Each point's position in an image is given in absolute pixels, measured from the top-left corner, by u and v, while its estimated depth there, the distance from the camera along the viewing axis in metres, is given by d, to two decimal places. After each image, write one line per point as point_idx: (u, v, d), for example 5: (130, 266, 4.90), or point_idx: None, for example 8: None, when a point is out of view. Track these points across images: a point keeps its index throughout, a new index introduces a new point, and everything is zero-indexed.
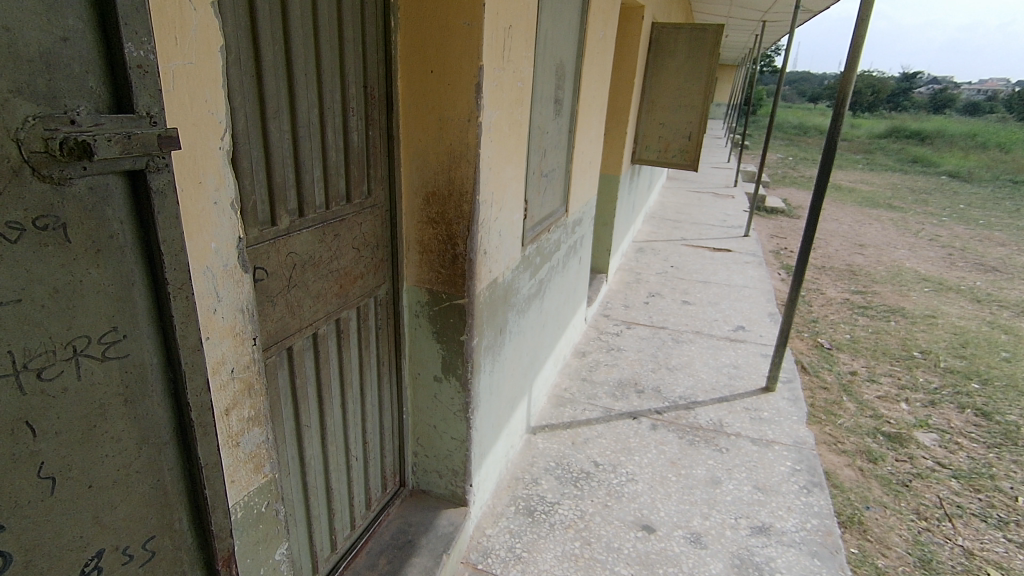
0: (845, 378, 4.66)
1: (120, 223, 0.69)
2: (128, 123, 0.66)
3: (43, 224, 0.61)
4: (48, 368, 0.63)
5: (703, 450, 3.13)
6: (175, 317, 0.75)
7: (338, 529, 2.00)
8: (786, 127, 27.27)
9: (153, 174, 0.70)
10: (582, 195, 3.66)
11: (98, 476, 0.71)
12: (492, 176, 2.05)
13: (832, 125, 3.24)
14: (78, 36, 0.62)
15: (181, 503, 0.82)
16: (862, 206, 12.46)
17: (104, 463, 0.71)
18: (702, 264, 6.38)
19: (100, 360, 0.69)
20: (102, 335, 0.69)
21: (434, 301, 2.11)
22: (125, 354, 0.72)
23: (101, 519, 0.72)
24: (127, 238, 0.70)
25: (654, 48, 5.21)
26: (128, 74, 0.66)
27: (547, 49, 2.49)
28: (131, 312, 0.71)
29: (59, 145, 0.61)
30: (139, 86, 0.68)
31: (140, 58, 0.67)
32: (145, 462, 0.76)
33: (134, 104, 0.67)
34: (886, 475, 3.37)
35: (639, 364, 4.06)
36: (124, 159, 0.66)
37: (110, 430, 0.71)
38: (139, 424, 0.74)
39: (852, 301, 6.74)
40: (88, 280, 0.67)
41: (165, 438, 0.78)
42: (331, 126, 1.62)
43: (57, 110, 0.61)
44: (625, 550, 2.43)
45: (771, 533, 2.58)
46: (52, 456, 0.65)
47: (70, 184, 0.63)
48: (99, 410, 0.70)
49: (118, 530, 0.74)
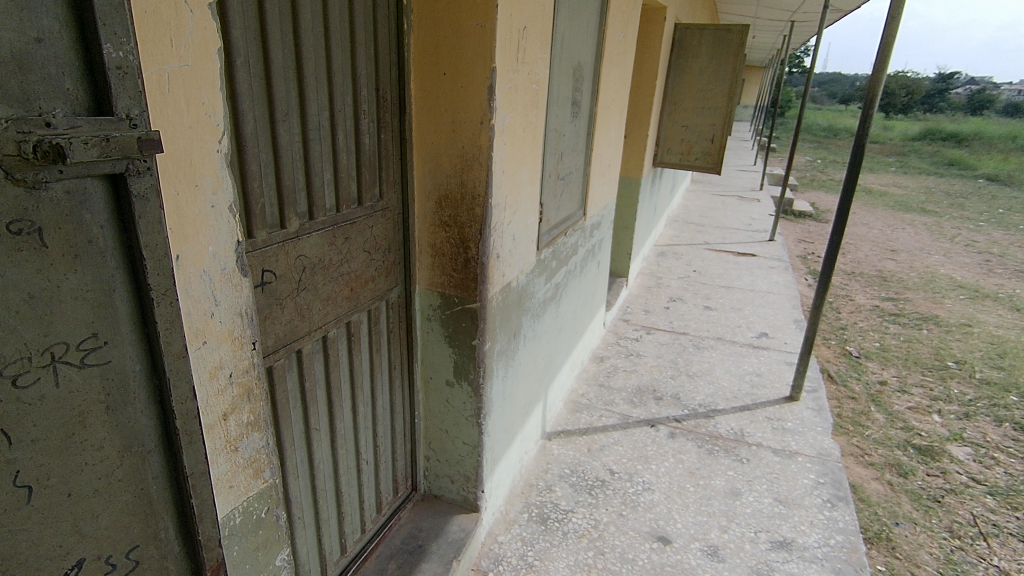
0: (874, 388, 4.50)
1: (99, 227, 0.68)
2: (107, 125, 0.66)
3: (18, 228, 0.60)
4: (23, 376, 0.62)
5: (722, 460, 3.05)
6: (158, 322, 0.75)
7: (348, 532, 1.99)
8: (816, 130, 26.70)
9: (134, 177, 0.69)
10: (601, 198, 3.62)
11: (78, 484, 0.70)
12: (505, 179, 2.03)
13: (860, 127, 3.13)
14: (54, 37, 0.61)
15: (167, 512, 0.82)
16: (894, 211, 12.11)
17: (85, 470, 0.71)
18: (725, 269, 6.26)
19: (78, 367, 0.68)
20: (80, 342, 0.68)
21: (446, 305, 2.10)
22: (105, 360, 0.71)
23: (81, 529, 0.71)
24: (108, 243, 0.69)
25: (677, 49, 5.14)
26: (107, 76, 0.65)
27: (564, 51, 2.46)
28: (111, 317, 0.71)
29: (33, 148, 0.60)
30: (118, 87, 0.67)
31: (119, 59, 0.66)
32: (128, 470, 0.76)
33: (113, 106, 0.66)
34: (916, 491, 3.24)
35: (658, 371, 3.98)
36: (102, 162, 0.65)
37: (89, 437, 0.70)
38: (121, 430, 0.74)
39: (882, 309, 6.54)
40: (65, 285, 0.66)
41: (149, 445, 0.78)
42: (342, 128, 1.62)
43: (30, 112, 0.60)
44: (640, 561, 2.38)
45: (793, 548, 2.50)
46: (28, 464, 0.64)
47: (45, 187, 0.62)
48: (78, 417, 0.69)
49: (99, 539, 0.74)
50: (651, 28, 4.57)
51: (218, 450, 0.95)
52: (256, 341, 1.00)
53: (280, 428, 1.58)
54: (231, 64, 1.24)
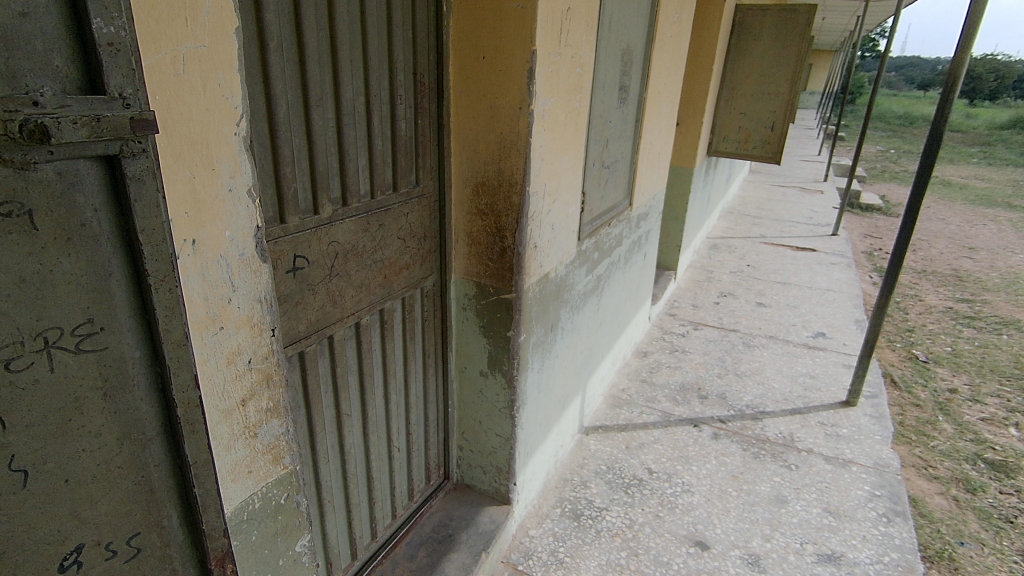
0: (942, 397, 4.19)
1: (94, 211, 0.66)
2: (99, 105, 0.64)
3: (6, 210, 0.59)
4: (16, 361, 0.62)
5: (768, 465, 2.91)
6: (157, 310, 0.74)
7: (379, 517, 2.01)
8: (889, 118, 25.08)
9: (129, 160, 0.67)
10: (649, 187, 3.48)
11: (75, 471, 0.70)
12: (545, 166, 1.97)
13: (937, 115, 2.88)
14: (42, 12, 0.59)
15: (169, 500, 0.82)
16: (975, 206, 11.22)
17: (81, 457, 0.70)
18: (782, 264, 5.97)
19: (74, 352, 0.68)
20: (76, 327, 0.67)
21: (481, 295, 2.07)
22: (102, 347, 0.70)
23: (80, 515, 0.71)
24: (104, 227, 0.68)
25: (737, 33, 4.89)
26: (98, 53, 0.63)
27: (612, 32, 2.36)
28: (108, 303, 0.70)
29: (19, 127, 0.58)
30: (111, 65, 0.64)
31: (110, 35, 0.64)
32: (128, 458, 0.76)
33: (105, 84, 0.64)
34: (985, 509, 2.99)
35: (704, 368, 3.84)
36: (94, 143, 0.64)
37: (86, 423, 0.70)
38: (119, 417, 0.74)
39: (956, 311, 6.08)
40: (59, 270, 0.65)
41: (151, 433, 0.78)
42: (378, 114, 1.61)
43: (17, 90, 0.58)
44: (675, 565, 2.30)
45: (841, 563, 2.35)
46: (23, 448, 0.64)
47: (34, 168, 0.60)
48: (74, 403, 0.69)
49: (100, 525, 0.74)
50: (709, 11, 4.36)
51: (236, 435, 0.95)
52: (276, 328, 0.99)
53: (312, 412, 1.60)
54: (264, 47, 1.24)
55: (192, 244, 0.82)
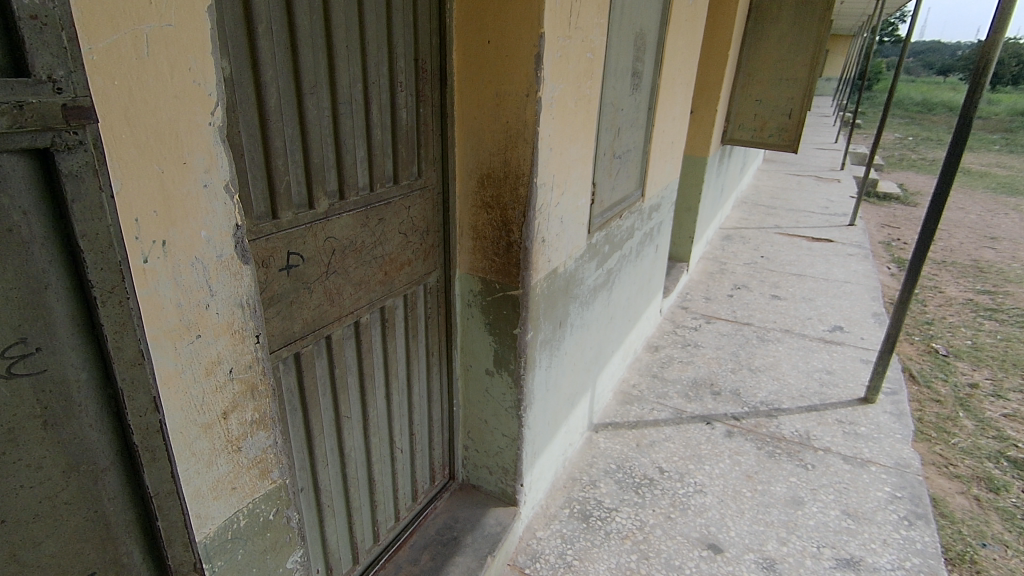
0: (963, 392, 4.07)
1: (23, 215, 0.59)
2: (21, 90, 0.55)
3: None
4: None
5: (784, 464, 2.82)
6: (105, 326, 0.67)
7: (382, 520, 1.96)
8: (907, 104, 24.53)
9: (62, 155, 0.59)
10: (662, 177, 3.38)
11: (14, 509, 0.63)
12: (553, 157, 1.87)
13: (966, 100, 2.74)
14: None
15: (127, 532, 0.76)
16: (996, 194, 10.94)
17: (20, 494, 0.64)
18: (797, 255, 5.83)
19: (6, 377, 0.60)
20: (7, 349, 0.60)
21: (487, 291, 1.99)
22: (40, 369, 0.63)
23: (22, 556, 0.65)
24: (36, 232, 0.60)
25: (754, 17, 4.72)
26: (19, 29, 0.54)
27: (625, 15, 2.24)
28: (46, 320, 0.63)
29: None
30: (35, 44, 0.55)
31: (34, 6, 0.55)
32: (77, 491, 0.70)
33: (29, 67, 0.55)
34: (1009, 509, 2.88)
35: (718, 364, 3.74)
36: (18, 135, 0.56)
37: (24, 456, 0.63)
38: (64, 446, 0.67)
39: (977, 303, 5.91)
40: None
41: (105, 462, 0.71)
42: (377, 102, 1.52)
43: None
44: (687, 569, 2.23)
45: (860, 568, 2.27)
46: None
47: None
48: (8, 433, 0.61)
49: (47, 566, 0.68)
50: None
51: (218, 451, 0.89)
52: (261, 334, 0.92)
53: (309, 415, 1.54)
54: (252, 30, 1.15)
55: (162, 246, 0.74)
